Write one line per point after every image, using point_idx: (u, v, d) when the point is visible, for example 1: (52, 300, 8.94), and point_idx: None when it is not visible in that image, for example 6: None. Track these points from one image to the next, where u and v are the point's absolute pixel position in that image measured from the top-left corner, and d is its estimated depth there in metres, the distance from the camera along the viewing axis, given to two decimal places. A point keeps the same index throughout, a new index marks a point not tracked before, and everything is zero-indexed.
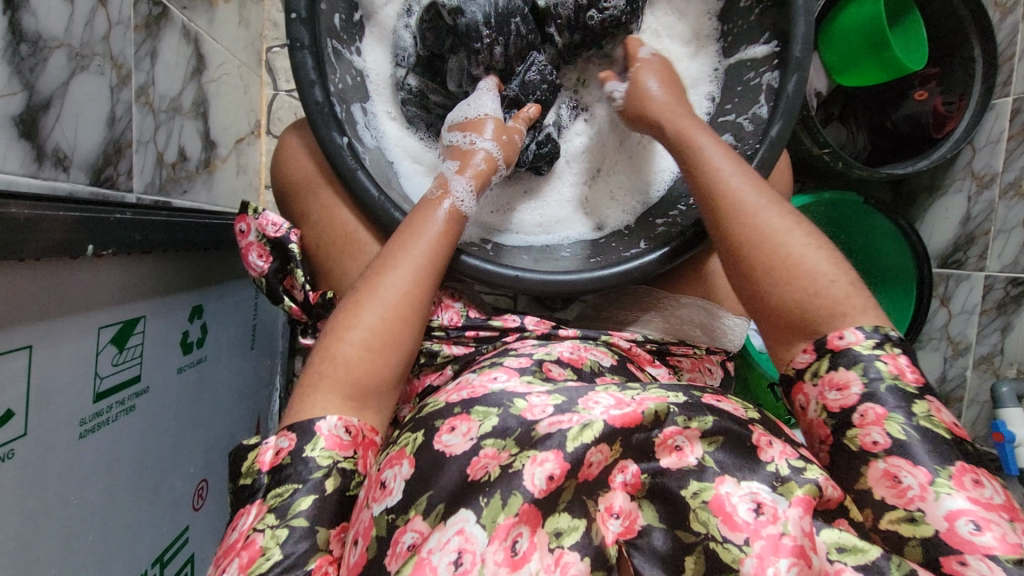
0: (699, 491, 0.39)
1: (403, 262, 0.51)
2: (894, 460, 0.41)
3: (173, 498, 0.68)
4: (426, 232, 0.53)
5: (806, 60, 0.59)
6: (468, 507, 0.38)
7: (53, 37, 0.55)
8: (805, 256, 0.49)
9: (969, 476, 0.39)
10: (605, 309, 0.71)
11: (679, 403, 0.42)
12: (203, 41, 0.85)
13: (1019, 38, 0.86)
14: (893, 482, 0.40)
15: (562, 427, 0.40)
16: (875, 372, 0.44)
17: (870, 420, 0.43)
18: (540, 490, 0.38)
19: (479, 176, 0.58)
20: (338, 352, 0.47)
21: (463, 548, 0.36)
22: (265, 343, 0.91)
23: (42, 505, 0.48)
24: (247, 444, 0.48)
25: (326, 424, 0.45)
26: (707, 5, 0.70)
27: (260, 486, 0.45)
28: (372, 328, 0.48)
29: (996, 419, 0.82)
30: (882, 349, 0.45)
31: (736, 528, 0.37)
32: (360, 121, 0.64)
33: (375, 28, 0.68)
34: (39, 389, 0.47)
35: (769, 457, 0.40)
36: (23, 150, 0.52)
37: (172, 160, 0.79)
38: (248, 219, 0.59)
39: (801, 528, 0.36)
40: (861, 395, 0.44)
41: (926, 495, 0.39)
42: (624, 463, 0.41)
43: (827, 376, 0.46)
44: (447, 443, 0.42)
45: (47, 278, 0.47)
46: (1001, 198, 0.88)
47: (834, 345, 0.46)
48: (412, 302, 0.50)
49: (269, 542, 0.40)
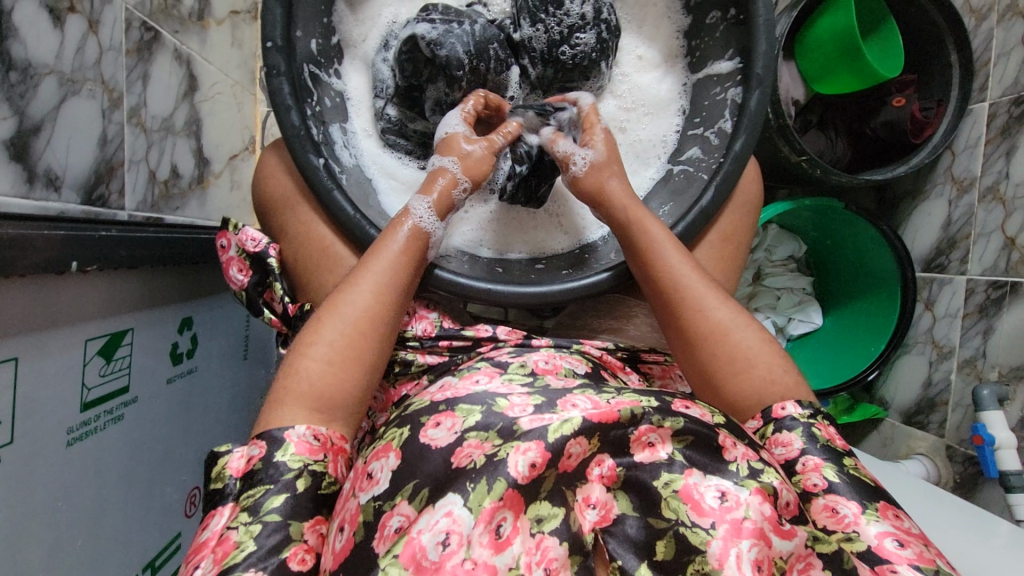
0: (670, 481, 0.41)
1: (363, 281, 0.52)
2: (832, 496, 0.46)
3: (163, 505, 0.70)
4: (386, 250, 0.55)
5: (767, 76, 0.61)
6: (457, 490, 0.39)
7: (43, 64, 0.58)
8: (741, 341, 0.53)
9: (891, 510, 0.45)
10: (580, 317, 0.71)
11: (653, 405, 0.43)
12: (196, 62, 0.88)
13: (993, 44, 0.87)
14: (832, 512, 0.45)
15: (543, 423, 0.41)
16: (810, 435, 0.49)
17: (810, 467, 0.48)
18: (523, 477, 0.39)
19: (440, 198, 0.59)
20: (302, 366, 0.49)
21: (451, 529, 0.37)
22: (257, 354, 0.94)
23: (30, 509, 0.50)
24: (217, 451, 0.49)
25: (294, 432, 0.47)
26: (675, 23, 0.72)
27: (229, 491, 0.47)
28: (333, 348, 0.50)
29: (977, 422, 0.83)
30: (815, 418, 0.51)
31: (703, 514, 0.39)
32: (338, 141, 0.66)
33: (355, 59, 0.70)
34: (26, 398, 0.49)
35: (732, 457, 0.42)
36: (14, 172, 0.55)
37: (165, 177, 0.82)
38: (229, 236, 0.61)
39: (762, 513, 0.39)
40: (802, 450, 0.49)
41: (859, 520, 0.44)
42: (600, 458, 0.42)
43: (772, 439, 0.50)
44: (433, 437, 0.43)
45: (33, 292, 0.49)
46: (980, 202, 0.88)
47: (777, 414, 0.51)
48: (374, 318, 0.52)
49: (243, 536, 0.42)
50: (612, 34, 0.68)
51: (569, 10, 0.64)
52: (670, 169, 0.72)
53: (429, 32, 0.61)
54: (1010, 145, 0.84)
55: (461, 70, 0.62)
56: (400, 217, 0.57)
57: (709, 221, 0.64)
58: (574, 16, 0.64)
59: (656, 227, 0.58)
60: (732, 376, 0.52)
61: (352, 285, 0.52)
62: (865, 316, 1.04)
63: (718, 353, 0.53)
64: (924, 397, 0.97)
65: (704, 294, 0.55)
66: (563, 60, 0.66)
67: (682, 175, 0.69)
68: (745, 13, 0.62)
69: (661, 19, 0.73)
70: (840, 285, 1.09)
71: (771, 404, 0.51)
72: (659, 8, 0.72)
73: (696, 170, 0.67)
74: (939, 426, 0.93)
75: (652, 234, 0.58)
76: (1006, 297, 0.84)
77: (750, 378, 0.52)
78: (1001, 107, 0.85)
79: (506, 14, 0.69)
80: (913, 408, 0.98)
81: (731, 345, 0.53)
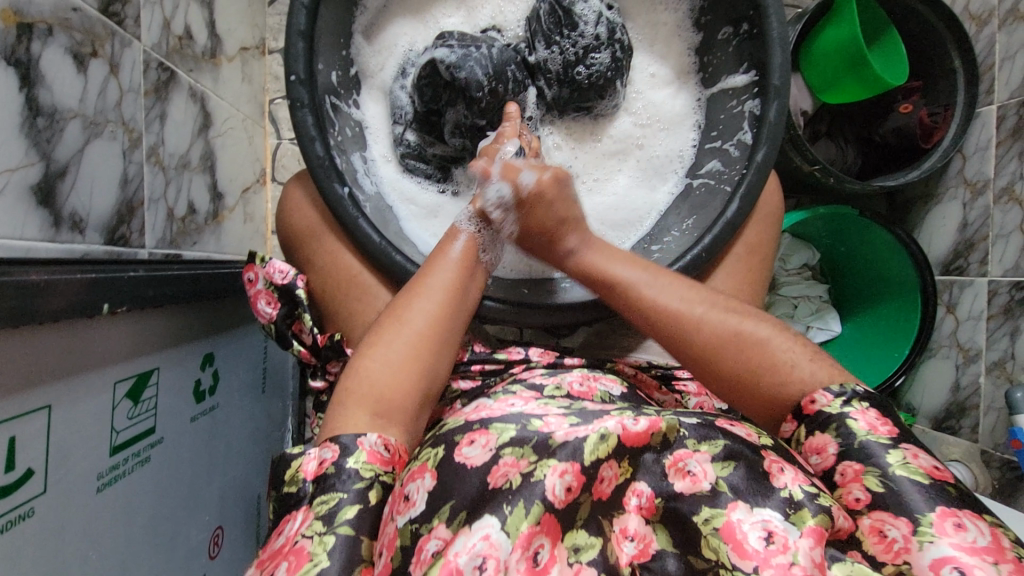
0: (711, 517, 0.38)
1: (428, 288, 0.54)
2: (877, 514, 0.40)
3: (189, 548, 0.68)
4: (448, 258, 0.57)
5: (784, 87, 0.62)
6: (494, 512, 0.38)
7: (68, 109, 0.58)
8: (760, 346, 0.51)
9: (951, 520, 0.38)
10: (608, 337, 0.72)
11: (690, 425, 0.42)
12: (209, 99, 0.89)
13: (997, 48, 0.88)
14: (879, 536, 0.39)
15: (580, 436, 0.40)
16: (847, 430, 0.45)
17: (850, 478, 0.43)
18: (560, 500, 0.39)
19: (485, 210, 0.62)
20: (365, 368, 0.49)
21: (488, 554, 0.36)
22: (275, 386, 0.92)
23: (63, 561, 0.49)
24: (288, 453, 0.47)
25: (366, 440, 0.45)
26: (686, 41, 0.73)
27: (303, 494, 0.44)
28: (393, 352, 0.50)
29: (1013, 425, 0.81)
30: (851, 406, 0.46)
31: (746, 556, 0.36)
32: (360, 169, 0.66)
33: (372, 89, 0.71)
34: (58, 446, 0.48)
35: (781, 483, 0.39)
36: (41, 216, 0.55)
37: (182, 215, 0.82)
38: (255, 269, 0.61)
39: (812, 559, 0.36)
40: (839, 454, 0.44)
41: (910, 545, 0.38)
42: (636, 486, 0.41)
43: (808, 443, 0.47)
44: (468, 455, 0.41)
45: (65, 336, 0.49)
46: (996, 203, 0.88)
47: (809, 410, 0.48)
48: (441, 323, 0.53)
49: (316, 547, 0.40)
50: (625, 53, 0.69)
51: (583, 31, 0.64)
52: (691, 183, 0.72)
53: (448, 56, 0.62)
54: (1022, 146, 0.84)
55: (480, 92, 0.63)
56: (451, 234, 0.60)
57: (734, 233, 0.64)
58: (588, 37, 0.64)
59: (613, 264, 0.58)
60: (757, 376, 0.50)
61: (418, 292, 0.54)
62: (884, 321, 1.04)
63: (734, 362, 0.51)
64: (954, 401, 0.95)
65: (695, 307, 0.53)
66: (580, 79, 0.66)
67: (703, 189, 0.70)
68: (758, 28, 0.63)
69: (672, 37, 0.73)
70: (855, 291, 1.09)
71: (801, 402, 0.49)
72: (669, 27, 0.73)
73: (717, 184, 0.68)
74: (971, 431, 0.92)
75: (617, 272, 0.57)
76: None
77: (769, 376, 0.50)
78: (1010, 109, 0.86)
79: (521, 38, 0.70)
80: (943, 412, 0.97)
81: (755, 351, 0.51)
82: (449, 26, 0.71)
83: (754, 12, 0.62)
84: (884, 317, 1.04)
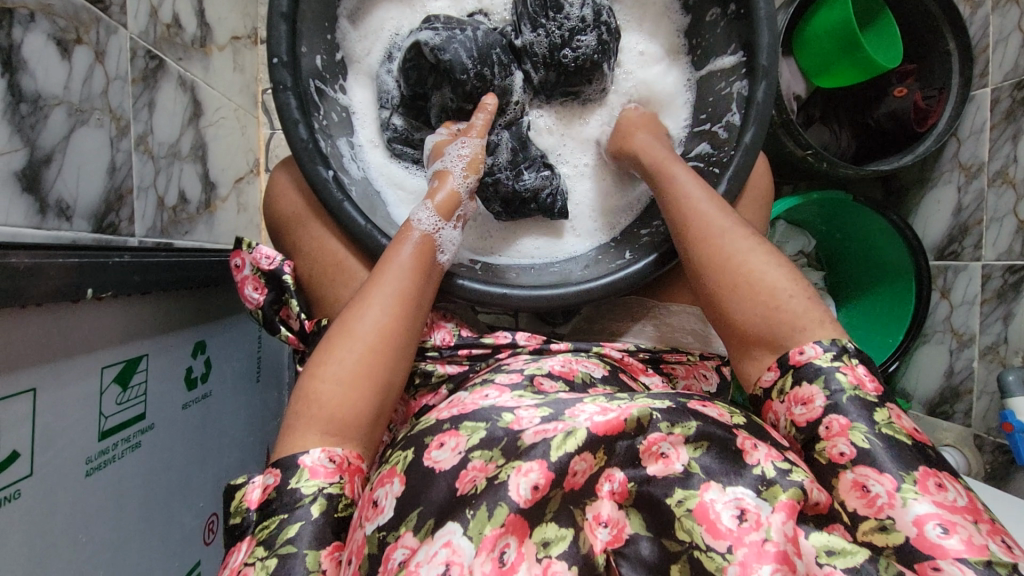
0: (684, 499, 0.38)
1: (376, 295, 0.51)
2: (861, 469, 0.42)
3: (182, 534, 0.69)
4: (396, 259, 0.54)
5: (772, 67, 0.62)
6: (456, 519, 0.38)
7: (52, 96, 0.58)
8: (763, 276, 0.51)
9: (932, 480, 0.40)
10: (598, 321, 0.72)
11: (662, 409, 0.42)
12: (200, 88, 0.89)
13: (991, 30, 0.87)
14: (862, 492, 0.41)
15: (547, 436, 0.40)
16: (836, 384, 0.46)
17: (835, 432, 0.44)
18: (526, 500, 0.38)
19: (445, 200, 0.59)
20: (315, 389, 0.47)
21: (450, 561, 0.36)
22: (270, 375, 0.93)
23: (51, 545, 0.49)
24: (234, 483, 0.47)
25: (309, 457, 0.45)
26: (675, 23, 0.72)
27: (248, 524, 0.45)
28: (344, 367, 0.48)
29: (1005, 409, 0.81)
30: (839, 361, 0.47)
31: (719, 536, 0.36)
32: (346, 154, 0.66)
33: (359, 73, 0.71)
34: (44, 429, 0.49)
35: (754, 460, 0.40)
36: (27, 203, 0.55)
37: (173, 204, 0.82)
38: (243, 254, 0.61)
39: (785, 533, 0.36)
40: (825, 408, 0.45)
41: (894, 501, 0.39)
42: (610, 471, 0.40)
43: (792, 393, 0.48)
44: (436, 459, 0.41)
45: (49, 321, 0.49)
46: (990, 186, 0.88)
47: (795, 360, 0.48)
48: (391, 333, 0.50)
49: (259, 572, 0.40)
50: (613, 35, 0.68)
51: (569, 13, 0.64)
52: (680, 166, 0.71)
53: (433, 38, 0.62)
54: (1016, 129, 0.84)
55: (468, 65, 0.62)
56: (404, 232, 0.57)
57: None
58: (574, 19, 0.64)
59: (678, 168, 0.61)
60: (739, 306, 0.52)
61: (367, 300, 0.51)
62: (880, 308, 1.03)
63: (731, 287, 0.52)
64: (948, 386, 0.95)
65: (747, 253, 0.53)
66: (566, 63, 0.66)
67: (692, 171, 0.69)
68: (745, 7, 0.62)
69: (660, 19, 0.73)
70: (851, 278, 1.09)
71: (789, 350, 0.49)
72: (658, 8, 0.72)
73: (706, 165, 0.67)
74: (965, 416, 0.92)
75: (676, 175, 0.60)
76: None
77: (767, 310, 0.50)
78: (1004, 91, 0.85)
79: (507, 22, 0.70)
80: (936, 398, 0.97)
81: (753, 281, 0.51)
82: (437, 10, 0.71)
83: None
84: (879, 303, 1.04)
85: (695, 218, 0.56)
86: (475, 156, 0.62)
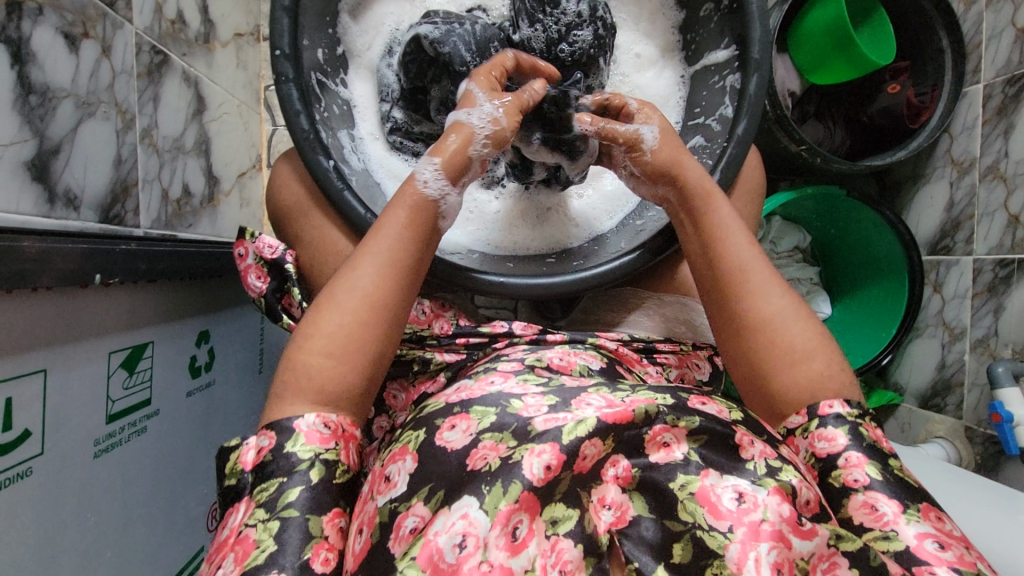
0: (686, 483, 0.39)
1: (366, 261, 0.51)
2: (872, 493, 0.44)
3: (186, 519, 0.70)
4: (387, 225, 0.53)
5: (764, 61, 0.63)
6: (472, 493, 0.38)
7: (61, 89, 0.60)
8: (801, 339, 0.51)
9: (933, 512, 0.44)
10: (593, 312, 0.73)
11: (667, 404, 0.42)
12: (203, 83, 0.91)
13: (984, 27, 0.88)
14: (870, 509, 0.44)
15: (557, 424, 0.40)
16: (856, 433, 0.48)
17: (852, 462, 0.46)
18: (538, 479, 0.38)
19: (451, 163, 0.56)
20: (302, 361, 0.48)
21: (466, 532, 0.37)
22: (272, 366, 0.94)
23: (59, 523, 0.51)
24: (229, 446, 0.48)
25: (304, 422, 0.46)
26: (670, 19, 0.73)
27: (245, 485, 0.46)
28: (331, 338, 0.49)
29: (994, 400, 0.83)
30: (863, 418, 0.49)
31: (721, 517, 0.38)
32: (347, 146, 0.68)
33: (360, 68, 0.72)
34: (54, 410, 0.50)
35: (749, 455, 0.41)
36: (35, 192, 0.57)
37: (177, 196, 0.84)
38: (245, 244, 0.62)
39: (781, 514, 0.38)
40: (846, 445, 0.47)
41: (898, 520, 0.43)
42: (615, 458, 0.41)
43: (815, 431, 0.49)
44: (448, 439, 0.42)
45: (58, 305, 0.50)
46: (982, 181, 0.89)
47: (823, 412, 0.49)
48: (379, 300, 0.50)
49: (262, 534, 0.42)
50: (609, 31, 0.69)
51: (565, 8, 0.65)
52: None
53: (432, 32, 0.64)
54: (1007, 124, 0.85)
55: (468, 54, 0.64)
56: (401, 193, 0.55)
57: None
58: (571, 14, 0.65)
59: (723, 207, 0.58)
60: (782, 369, 0.51)
61: (356, 266, 0.51)
62: (872, 303, 1.05)
63: (769, 344, 0.51)
64: (939, 379, 0.96)
65: (786, 315, 0.52)
66: (563, 57, 0.67)
67: None
68: (738, 3, 0.63)
69: (655, 15, 0.74)
70: (844, 274, 1.10)
71: (817, 401, 0.50)
72: (654, 4, 0.73)
73: (700, 158, 0.69)
74: (956, 408, 0.93)
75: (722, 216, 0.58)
76: (1014, 274, 0.84)
77: (805, 371, 0.50)
78: (996, 87, 0.86)
79: (505, 17, 0.71)
80: (929, 391, 0.98)
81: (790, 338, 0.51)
82: (436, 5, 0.72)
83: None
84: (873, 299, 1.04)
85: (745, 271, 0.54)
86: (502, 130, 0.58)
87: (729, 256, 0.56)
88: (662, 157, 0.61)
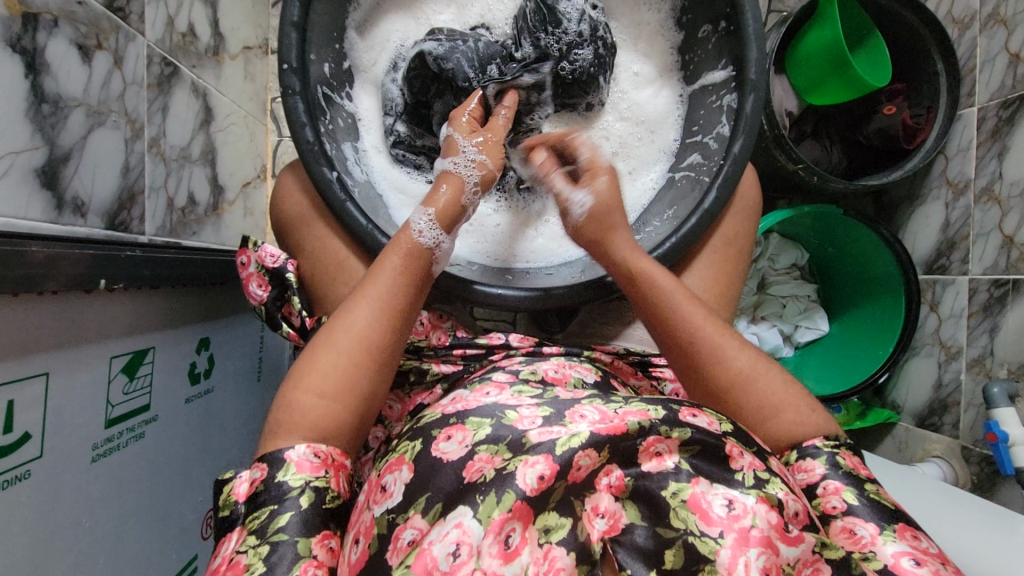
0: (677, 490, 0.40)
1: (361, 305, 0.52)
2: (849, 518, 0.45)
3: (181, 527, 0.70)
4: (383, 270, 0.54)
5: (760, 82, 0.65)
6: (467, 503, 0.39)
7: (73, 98, 0.62)
8: (767, 393, 0.51)
9: (910, 531, 0.44)
10: (591, 325, 0.74)
11: (660, 416, 0.42)
12: (211, 94, 0.92)
13: (978, 51, 0.90)
14: (849, 534, 0.44)
15: (552, 437, 0.41)
16: (833, 460, 0.49)
17: (830, 490, 0.47)
18: (532, 488, 0.39)
19: (443, 210, 0.58)
20: (295, 399, 0.48)
21: (461, 540, 0.37)
22: (271, 375, 0.94)
23: (55, 526, 0.51)
24: (224, 478, 0.49)
25: (294, 452, 0.46)
26: (669, 40, 0.75)
27: (237, 516, 0.47)
28: (327, 382, 0.49)
29: (990, 420, 0.83)
30: (839, 445, 0.50)
31: (711, 523, 0.38)
32: (350, 158, 0.69)
33: (365, 82, 0.74)
34: (54, 413, 0.51)
35: (739, 466, 0.41)
36: (45, 198, 0.58)
37: (182, 204, 0.85)
38: (249, 252, 0.63)
39: (768, 520, 0.38)
40: (824, 475, 0.48)
41: (876, 541, 0.43)
42: (609, 467, 0.41)
43: (795, 463, 0.50)
44: (444, 450, 0.42)
45: (63, 310, 0.51)
46: (977, 203, 0.90)
47: (799, 441, 0.51)
48: (373, 344, 0.51)
49: (253, 558, 0.42)
50: (609, 50, 0.71)
51: (566, 28, 0.66)
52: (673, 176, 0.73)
53: (436, 48, 0.66)
54: (1001, 146, 0.86)
55: (471, 71, 0.66)
56: (400, 237, 0.56)
57: (713, 223, 0.66)
58: (571, 34, 0.66)
59: (658, 272, 0.58)
60: (756, 424, 0.51)
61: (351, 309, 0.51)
62: (869, 320, 1.05)
63: (739, 403, 0.51)
64: (936, 398, 0.97)
65: (748, 371, 0.52)
66: (564, 75, 0.68)
67: (683, 180, 0.72)
68: (735, 25, 0.65)
69: (654, 35, 0.76)
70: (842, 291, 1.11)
71: (799, 440, 0.51)
72: (652, 26, 0.75)
73: (696, 175, 0.70)
74: (953, 427, 0.93)
75: (659, 280, 0.57)
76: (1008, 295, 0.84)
77: (777, 422, 0.51)
78: (990, 111, 0.88)
79: (508, 35, 0.72)
80: (926, 410, 0.98)
81: (758, 393, 0.51)
82: (441, 23, 0.74)
83: (731, 10, 0.65)
84: (870, 317, 1.05)
85: (698, 334, 0.54)
86: (490, 172, 0.62)
87: (675, 321, 0.55)
88: (590, 227, 0.62)
